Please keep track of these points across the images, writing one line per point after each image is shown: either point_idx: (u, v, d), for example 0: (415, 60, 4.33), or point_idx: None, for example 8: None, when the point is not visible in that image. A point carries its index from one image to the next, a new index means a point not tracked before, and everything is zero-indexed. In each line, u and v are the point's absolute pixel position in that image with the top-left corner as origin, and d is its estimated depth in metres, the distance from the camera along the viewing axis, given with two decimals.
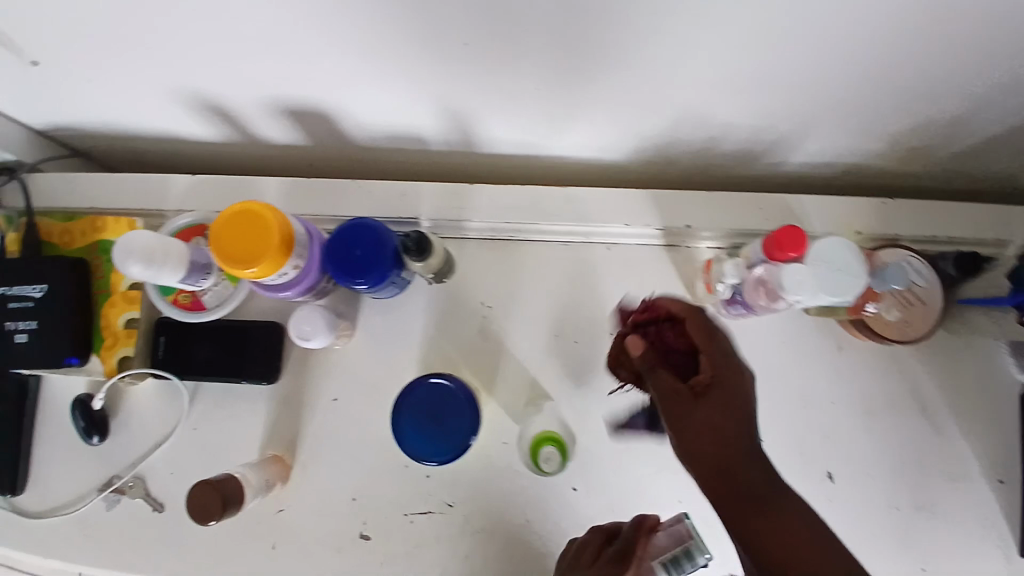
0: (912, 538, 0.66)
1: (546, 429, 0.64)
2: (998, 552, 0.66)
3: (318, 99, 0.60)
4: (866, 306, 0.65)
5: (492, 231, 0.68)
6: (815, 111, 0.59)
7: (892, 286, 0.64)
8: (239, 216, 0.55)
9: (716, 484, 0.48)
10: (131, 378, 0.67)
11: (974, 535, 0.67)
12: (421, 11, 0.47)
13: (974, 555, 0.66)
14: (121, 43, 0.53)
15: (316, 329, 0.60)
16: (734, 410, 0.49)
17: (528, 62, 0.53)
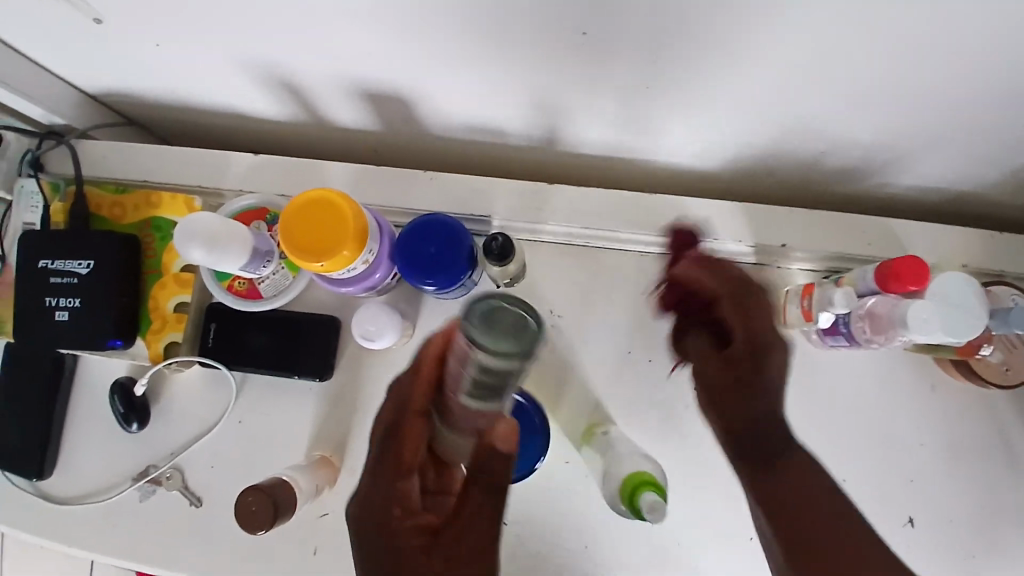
0: None
1: (637, 473, 0.55)
2: None
3: (401, 83, 0.56)
4: (980, 349, 0.60)
5: (568, 236, 0.64)
6: (939, 133, 0.54)
7: (1014, 330, 0.56)
8: (314, 205, 0.51)
9: (736, 428, 0.56)
10: (177, 366, 0.63)
11: None
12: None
13: None
14: (197, 5, 0.49)
15: (381, 329, 0.56)
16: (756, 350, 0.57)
17: (637, 55, 0.48)
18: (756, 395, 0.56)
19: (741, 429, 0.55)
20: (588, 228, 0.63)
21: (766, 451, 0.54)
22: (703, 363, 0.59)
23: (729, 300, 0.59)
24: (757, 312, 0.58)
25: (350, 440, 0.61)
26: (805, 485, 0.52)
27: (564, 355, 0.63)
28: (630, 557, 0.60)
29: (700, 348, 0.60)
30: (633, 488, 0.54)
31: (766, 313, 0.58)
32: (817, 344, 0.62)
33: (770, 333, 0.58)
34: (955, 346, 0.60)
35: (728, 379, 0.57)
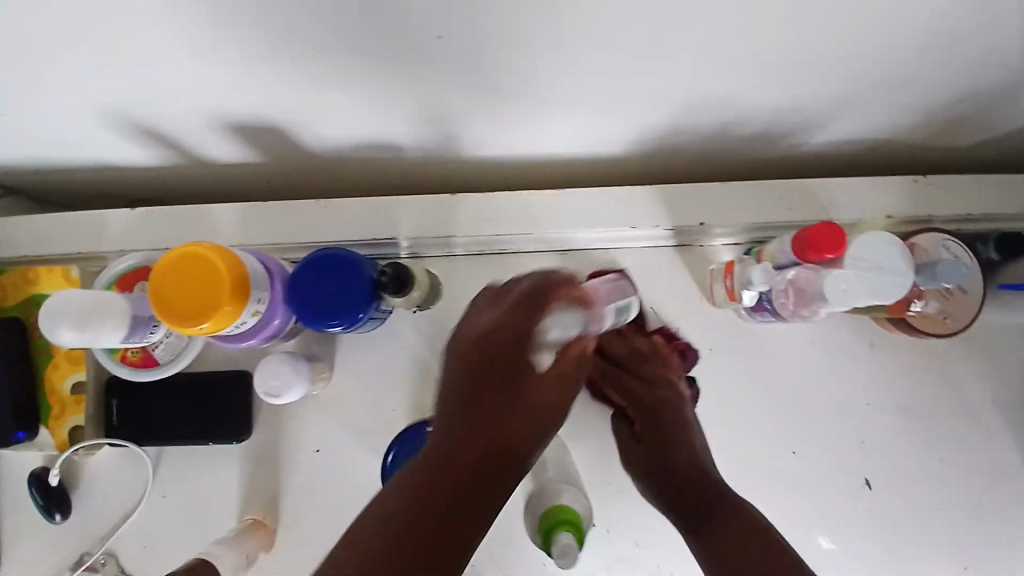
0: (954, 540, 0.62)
1: (561, 508, 0.54)
2: None
3: (269, 111, 0.52)
4: (911, 304, 0.59)
5: (481, 245, 0.60)
6: (843, 88, 0.51)
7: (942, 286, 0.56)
8: (183, 265, 0.46)
9: (667, 480, 0.53)
10: (87, 450, 0.58)
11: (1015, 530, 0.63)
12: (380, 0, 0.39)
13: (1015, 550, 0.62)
14: (20, 58, 0.44)
15: (285, 383, 0.52)
16: (683, 433, 0.55)
17: (507, 49, 0.44)
18: (654, 443, 0.56)
19: (673, 480, 0.53)
20: (498, 235, 0.59)
21: (690, 495, 0.51)
22: (624, 442, 0.58)
23: (628, 371, 0.59)
24: (657, 368, 0.58)
25: (283, 496, 0.57)
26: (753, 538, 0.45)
27: None
28: (590, 568, 0.59)
29: (619, 426, 0.59)
30: (559, 525, 0.54)
31: (657, 367, 0.58)
32: (749, 320, 0.60)
33: (670, 415, 0.56)
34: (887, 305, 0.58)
35: (630, 440, 0.58)
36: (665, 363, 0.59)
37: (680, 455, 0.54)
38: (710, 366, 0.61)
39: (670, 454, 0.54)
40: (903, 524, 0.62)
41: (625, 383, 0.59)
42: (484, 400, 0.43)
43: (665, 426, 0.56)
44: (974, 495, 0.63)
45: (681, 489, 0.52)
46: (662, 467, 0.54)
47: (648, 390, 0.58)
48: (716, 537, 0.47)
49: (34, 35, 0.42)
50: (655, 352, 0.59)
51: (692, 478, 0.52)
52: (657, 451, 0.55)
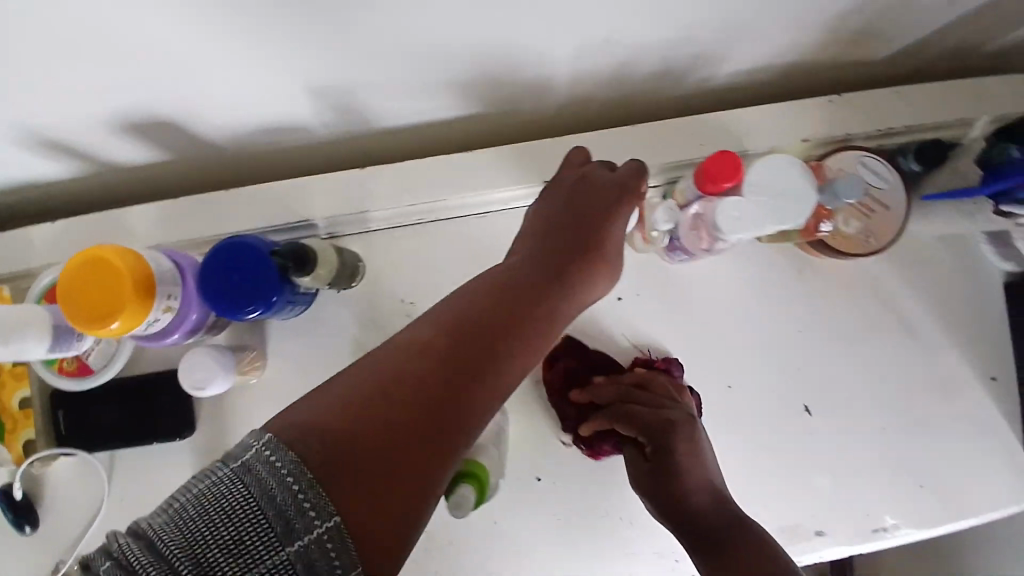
0: (900, 455, 0.63)
1: (474, 464, 0.56)
2: (986, 452, 0.63)
3: (160, 108, 0.52)
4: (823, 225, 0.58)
5: (398, 218, 0.61)
6: (729, 14, 0.49)
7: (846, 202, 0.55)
8: (83, 268, 0.47)
9: (680, 511, 0.52)
10: (42, 461, 0.60)
11: (964, 439, 0.63)
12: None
13: (963, 458, 0.63)
14: None
15: (209, 375, 0.53)
16: (698, 454, 0.53)
17: (364, 12, 0.43)
18: (657, 478, 0.54)
19: (687, 512, 0.52)
20: (413, 206, 0.59)
21: (706, 523, 0.51)
22: (637, 471, 0.56)
23: (634, 401, 0.57)
24: (663, 391, 0.57)
25: None
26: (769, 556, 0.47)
27: None
28: (542, 520, 0.61)
29: (631, 455, 0.57)
30: (468, 479, 0.55)
31: (664, 386, 0.57)
32: (668, 261, 0.61)
33: (682, 435, 0.54)
34: (798, 231, 0.58)
35: (640, 470, 0.55)
36: (658, 386, 0.57)
37: (690, 484, 0.52)
38: (639, 312, 0.62)
39: (681, 483, 0.53)
40: (849, 446, 0.63)
41: (632, 413, 0.56)
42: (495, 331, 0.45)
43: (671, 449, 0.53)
44: (915, 409, 0.63)
45: (695, 516, 0.51)
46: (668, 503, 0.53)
47: (654, 415, 0.55)
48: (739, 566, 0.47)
49: None
50: (643, 383, 0.57)
51: (712, 507, 0.51)
52: (668, 480, 0.53)
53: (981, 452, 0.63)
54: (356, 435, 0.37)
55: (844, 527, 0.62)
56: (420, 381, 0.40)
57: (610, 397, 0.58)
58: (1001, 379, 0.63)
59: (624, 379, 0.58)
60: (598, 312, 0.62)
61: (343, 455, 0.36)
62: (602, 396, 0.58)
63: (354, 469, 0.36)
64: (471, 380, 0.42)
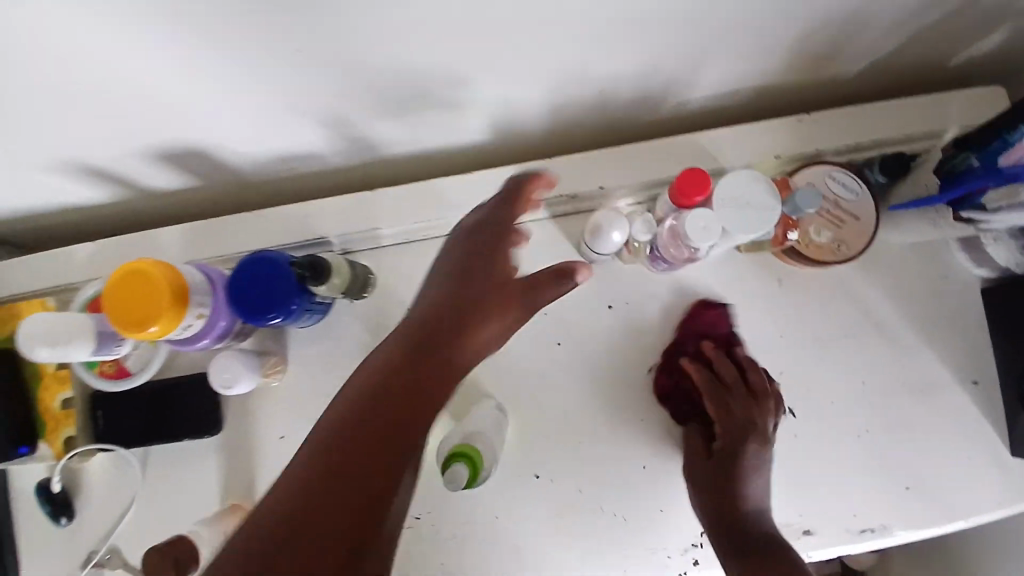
0: (888, 459, 0.64)
1: (469, 449, 0.60)
2: (973, 455, 0.64)
3: (191, 139, 0.59)
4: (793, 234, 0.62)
5: (405, 234, 0.66)
6: (693, 45, 0.54)
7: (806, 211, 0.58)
8: (125, 279, 0.53)
9: (719, 492, 0.60)
10: (82, 456, 0.66)
11: (950, 442, 0.64)
12: (226, 23, 0.44)
13: (949, 461, 0.64)
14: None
15: (237, 375, 0.59)
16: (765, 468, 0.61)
17: (362, 50, 0.49)
18: (730, 470, 0.61)
19: (726, 503, 0.60)
20: (418, 223, 0.66)
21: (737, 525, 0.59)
22: (699, 445, 0.63)
23: (738, 398, 0.63)
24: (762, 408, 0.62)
25: (255, 482, 0.64)
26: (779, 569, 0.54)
27: None
28: (537, 517, 0.64)
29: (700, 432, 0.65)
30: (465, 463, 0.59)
31: (764, 404, 0.62)
32: (654, 270, 0.65)
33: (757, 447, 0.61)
34: (770, 240, 0.62)
35: (719, 450, 0.62)
36: (766, 404, 0.62)
37: (747, 485, 0.61)
38: (627, 320, 0.66)
39: (739, 477, 0.60)
40: (835, 448, 0.64)
41: (735, 408, 0.62)
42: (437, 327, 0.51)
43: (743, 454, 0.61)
44: (901, 412, 0.65)
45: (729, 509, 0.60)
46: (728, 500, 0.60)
47: (750, 420, 0.62)
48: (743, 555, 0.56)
49: None
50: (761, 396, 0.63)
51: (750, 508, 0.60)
52: (728, 472, 0.61)
53: (969, 451, 0.64)
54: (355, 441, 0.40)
55: (832, 529, 0.63)
56: (368, 415, 0.42)
57: (727, 377, 0.64)
58: (984, 383, 0.65)
59: (745, 372, 0.63)
60: (590, 319, 0.66)
61: (312, 498, 0.37)
62: (727, 372, 0.64)
63: (326, 514, 0.37)
64: (413, 400, 0.44)
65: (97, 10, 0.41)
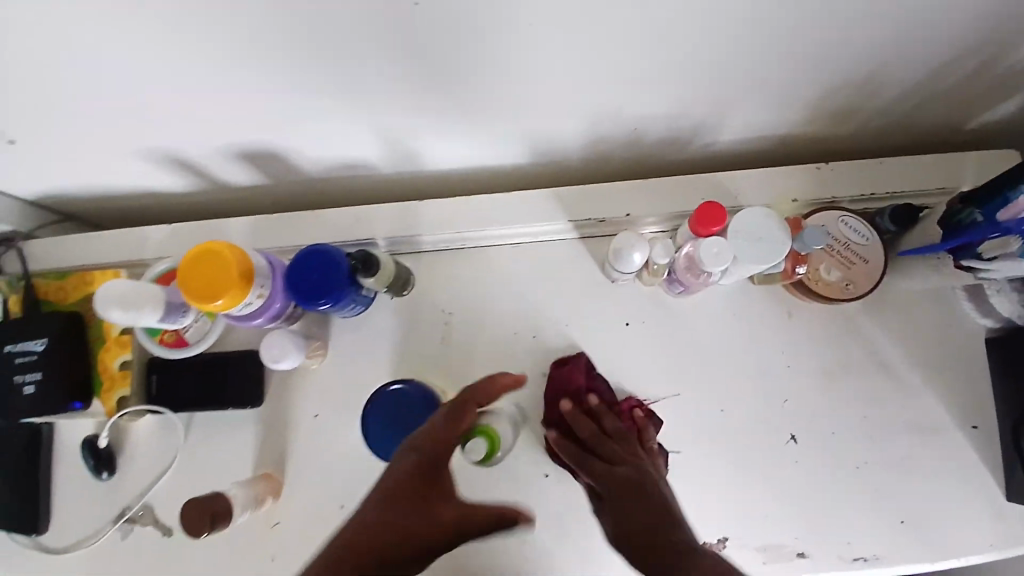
0: (886, 493, 0.67)
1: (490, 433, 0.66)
2: (968, 496, 0.67)
3: (267, 141, 0.66)
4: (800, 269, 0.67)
5: (445, 242, 0.73)
6: (723, 94, 0.61)
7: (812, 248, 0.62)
8: (201, 257, 0.60)
9: (621, 520, 0.51)
10: (131, 416, 0.72)
11: (947, 482, 0.67)
12: (321, 46, 0.51)
13: (945, 500, 0.67)
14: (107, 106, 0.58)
15: (284, 351, 0.65)
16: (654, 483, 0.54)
17: (430, 76, 0.56)
18: (621, 487, 0.54)
19: (629, 531, 0.50)
20: (459, 232, 0.72)
21: (638, 537, 0.49)
22: (602, 504, 0.57)
23: (605, 429, 0.62)
24: (625, 442, 0.60)
25: (288, 454, 0.70)
26: (660, 529, 0.48)
27: (487, 344, 0.72)
28: (544, 514, 0.68)
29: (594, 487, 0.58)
30: (480, 434, 0.66)
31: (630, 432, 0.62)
32: (671, 293, 0.71)
33: (636, 471, 0.55)
34: (779, 274, 0.67)
35: (607, 477, 0.56)
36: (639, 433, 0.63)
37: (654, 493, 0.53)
38: (642, 337, 0.71)
39: (631, 498, 0.52)
40: (833, 478, 0.68)
41: (602, 445, 0.60)
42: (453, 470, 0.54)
43: (620, 480, 0.55)
44: (899, 449, 0.68)
45: (626, 536, 0.50)
46: (638, 511, 0.51)
47: (622, 449, 0.59)
48: (654, 545, 0.47)
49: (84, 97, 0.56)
50: (627, 422, 0.64)
51: (654, 515, 0.50)
52: (617, 501, 0.53)
53: (961, 490, 0.67)
54: (368, 546, 0.45)
55: (826, 554, 0.66)
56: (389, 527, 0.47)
57: (586, 421, 0.63)
58: (982, 428, 0.68)
59: (597, 410, 0.63)
60: (608, 334, 0.71)
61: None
62: (581, 421, 0.63)
63: None
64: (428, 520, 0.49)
65: (214, 30, 0.48)
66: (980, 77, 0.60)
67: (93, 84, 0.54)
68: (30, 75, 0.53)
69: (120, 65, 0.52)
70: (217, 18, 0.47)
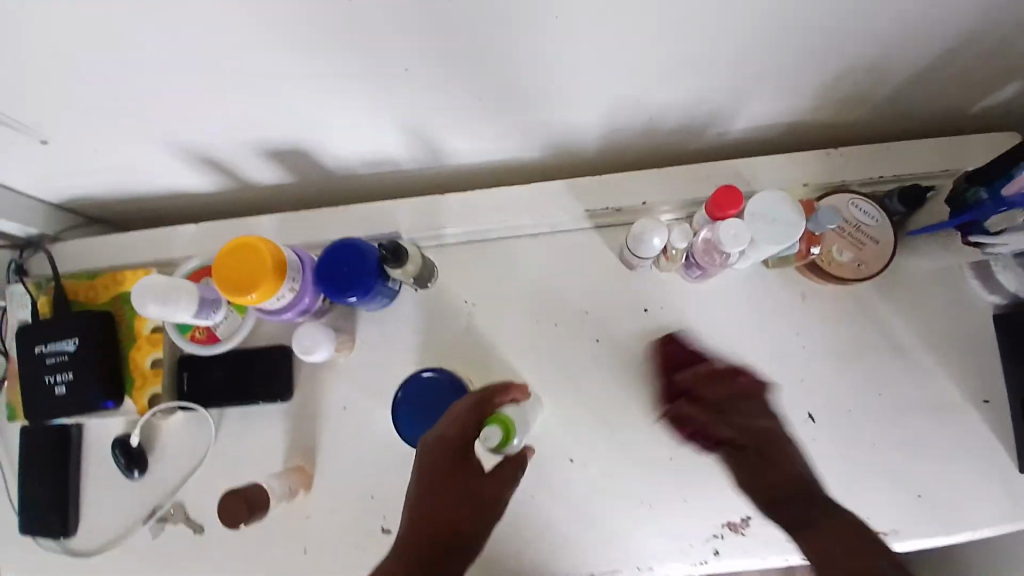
0: (903, 468, 0.69)
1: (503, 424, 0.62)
2: (982, 468, 0.69)
3: (296, 139, 0.68)
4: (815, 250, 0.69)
5: (467, 235, 0.75)
6: (734, 83, 0.64)
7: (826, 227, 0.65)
8: (236, 252, 0.62)
9: (770, 492, 0.61)
10: (162, 414, 0.73)
11: (961, 456, 0.69)
12: (355, 43, 0.53)
13: (960, 473, 0.69)
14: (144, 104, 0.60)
15: (316, 342, 0.67)
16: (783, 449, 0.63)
17: (457, 71, 0.58)
18: (762, 451, 0.63)
19: (770, 492, 0.60)
20: (481, 225, 0.74)
21: (794, 512, 0.58)
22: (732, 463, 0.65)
23: (748, 397, 0.67)
24: (748, 408, 0.66)
25: (318, 446, 0.71)
26: (835, 527, 0.54)
27: (510, 332, 0.73)
28: (570, 497, 0.70)
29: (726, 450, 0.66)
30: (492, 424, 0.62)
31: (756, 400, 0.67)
32: (688, 279, 0.73)
33: (771, 439, 0.64)
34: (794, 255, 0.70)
35: (755, 436, 0.64)
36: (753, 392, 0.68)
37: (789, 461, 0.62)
38: (661, 322, 0.73)
39: (771, 467, 0.61)
40: (851, 453, 0.70)
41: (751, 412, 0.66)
42: (471, 459, 0.62)
43: (772, 450, 0.62)
44: (914, 424, 0.70)
45: (778, 503, 0.60)
46: (776, 472, 0.61)
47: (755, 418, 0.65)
48: (816, 536, 0.54)
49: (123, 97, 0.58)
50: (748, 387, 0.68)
51: (793, 487, 0.60)
52: (761, 462, 0.62)
53: (974, 464, 0.69)
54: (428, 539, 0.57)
55: None
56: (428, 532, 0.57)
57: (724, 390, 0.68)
58: (993, 402, 0.70)
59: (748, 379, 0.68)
60: (627, 321, 0.73)
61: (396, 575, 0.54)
62: (727, 390, 0.68)
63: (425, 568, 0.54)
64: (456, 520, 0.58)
65: (254, 26, 0.50)
66: (979, 62, 0.63)
67: (133, 84, 0.56)
68: (73, 76, 0.55)
69: (161, 64, 0.54)
70: (256, 16, 0.49)
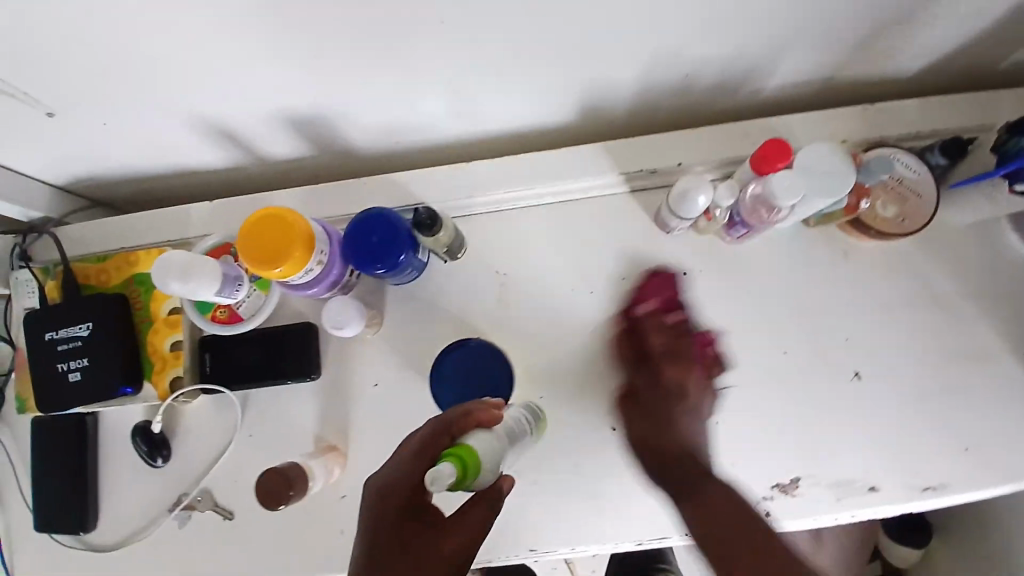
0: (948, 423, 0.68)
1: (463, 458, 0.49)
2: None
3: (317, 106, 0.65)
4: (861, 204, 0.68)
5: (497, 203, 0.72)
6: (776, 35, 0.61)
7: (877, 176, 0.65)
8: (263, 221, 0.58)
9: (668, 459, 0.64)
10: (184, 398, 0.70)
11: (1005, 408, 0.68)
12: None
13: (1005, 426, 0.68)
14: (159, 73, 0.56)
15: (348, 317, 0.65)
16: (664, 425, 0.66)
17: (493, 26, 0.55)
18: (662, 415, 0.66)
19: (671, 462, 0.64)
20: (511, 191, 0.71)
21: (688, 486, 0.62)
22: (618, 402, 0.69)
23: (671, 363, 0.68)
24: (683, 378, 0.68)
25: (351, 425, 0.69)
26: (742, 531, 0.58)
27: (545, 301, 0.71)
28: (614, 467, 0.68)
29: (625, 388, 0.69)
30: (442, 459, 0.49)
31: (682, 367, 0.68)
32: (729, 241, 0.71)
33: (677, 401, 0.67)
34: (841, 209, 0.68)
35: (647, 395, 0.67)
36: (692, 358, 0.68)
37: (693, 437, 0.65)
38: (700, 285, 0.71)
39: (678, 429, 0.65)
40: (896, 411, 0.69)
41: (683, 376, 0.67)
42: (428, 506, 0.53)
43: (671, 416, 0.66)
44: (958, 379, 0.69)
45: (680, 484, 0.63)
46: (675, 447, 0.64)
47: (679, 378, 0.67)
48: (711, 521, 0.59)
49: (136, 64, 0.54)
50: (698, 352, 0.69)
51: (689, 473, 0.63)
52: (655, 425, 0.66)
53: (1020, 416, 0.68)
54: None
55: (894, 485, 0.67)
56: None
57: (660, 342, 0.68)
58: None
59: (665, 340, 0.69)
60: (665, 285, 0.71)
61: None
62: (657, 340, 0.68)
63: None
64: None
65: None
66: None
67: (145, 49, 0.52)
68: (81, 43, 0.51)
69: (178, 24, 0.50)
70: None
